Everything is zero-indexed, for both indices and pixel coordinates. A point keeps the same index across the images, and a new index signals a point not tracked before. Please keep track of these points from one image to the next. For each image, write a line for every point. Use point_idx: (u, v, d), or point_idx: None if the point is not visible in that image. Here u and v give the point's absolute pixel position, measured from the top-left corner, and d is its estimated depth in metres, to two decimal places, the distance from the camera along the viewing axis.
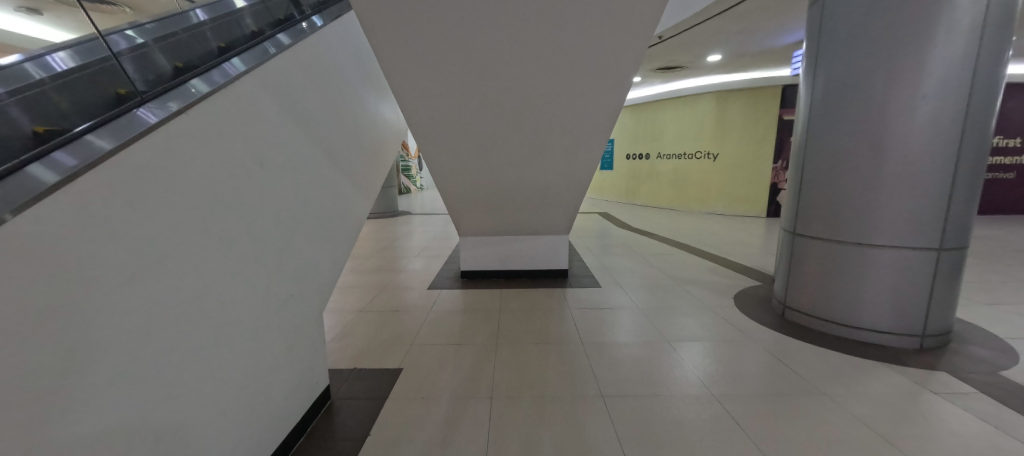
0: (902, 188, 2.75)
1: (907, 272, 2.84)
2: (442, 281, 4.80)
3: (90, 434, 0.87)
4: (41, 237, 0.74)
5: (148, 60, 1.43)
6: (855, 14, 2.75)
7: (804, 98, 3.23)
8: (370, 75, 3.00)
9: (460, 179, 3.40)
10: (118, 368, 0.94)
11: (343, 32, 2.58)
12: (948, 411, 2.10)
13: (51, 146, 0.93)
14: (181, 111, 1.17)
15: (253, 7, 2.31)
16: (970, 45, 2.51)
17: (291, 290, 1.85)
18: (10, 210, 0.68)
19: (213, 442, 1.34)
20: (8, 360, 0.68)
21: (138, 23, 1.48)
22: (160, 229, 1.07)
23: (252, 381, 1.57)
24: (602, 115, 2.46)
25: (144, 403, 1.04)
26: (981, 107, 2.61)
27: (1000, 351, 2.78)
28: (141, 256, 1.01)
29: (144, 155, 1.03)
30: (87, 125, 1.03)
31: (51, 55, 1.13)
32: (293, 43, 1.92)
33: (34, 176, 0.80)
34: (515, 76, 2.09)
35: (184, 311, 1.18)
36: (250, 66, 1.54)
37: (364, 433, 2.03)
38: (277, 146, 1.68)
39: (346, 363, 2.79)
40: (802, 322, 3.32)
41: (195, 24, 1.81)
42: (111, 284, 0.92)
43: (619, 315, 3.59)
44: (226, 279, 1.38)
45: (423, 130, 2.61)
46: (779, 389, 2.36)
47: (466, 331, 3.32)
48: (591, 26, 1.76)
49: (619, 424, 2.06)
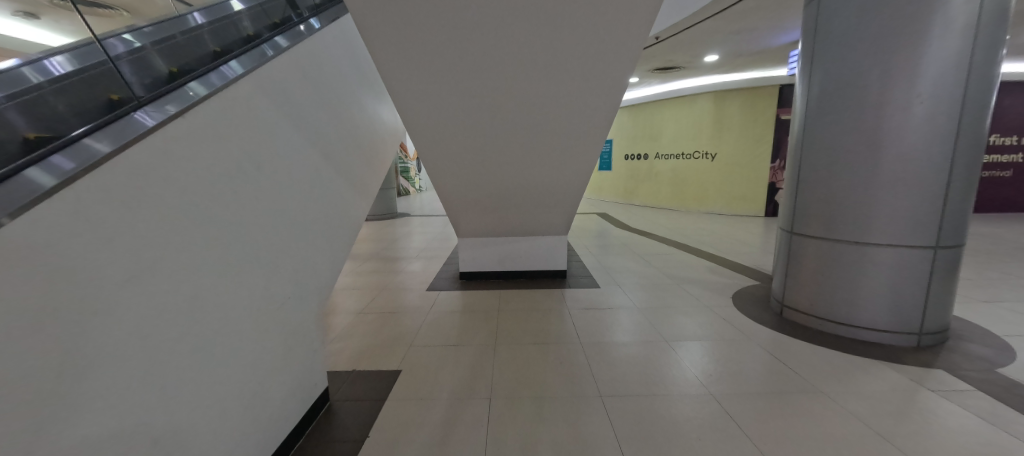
0: (897, 187, 2.76)
1: (904, 270, 2.85)
2: (441, 282, 4.81)
3: (90, 434, 0.88)
4: (38, 242, 0.75)
5: (146, 62, 1.44)
6: (850, 14, 2.77)
7: (800, 97, 3.24)
8: (368, 77, 3.02)
9: (459, 180, 3.41)
10: (118, 372, 0.95)
11: (340, 34, 2.60)
12: (943, 408, 2.11)
13: (49, 150, 0.93)
14: (178, 114, 1.18)
15: (251, 10, 2.31)
16: (964, 44, 2.53)
17: (289, 292, 1.85)
18: (6, 213, 0.69)
19: (212, 443, 1.34)
20: (6, 366, 0.68)
21: (136, 27, 1.51)
22: (158, 231, 1.08)
23: (250, 384, 1.57)
24: (600, 116, 2.47)
25: (142, 407, 1.04)
26: (975, 106, 2.62)
27: (997, 348, 2.79)
28: (139, 260, 1.01)
29: (142, 158, 1.03)
30: (86, 129, 1.04)
31: (48, 60, 1.15)
32: (291, 45, 1.93)
33: (32, 180, 0.80)
34: (512, 78, 2.10)
35: (183, 315, 1.18)
36: (247, 68, 1.55)
37: (363, 435, 2.02)
38: (274, 149, 1.68)
39: (345, 365, 2.78)
40: (800, 321, 3.32)
41: (192, 28, 1.82)
42: (111, 289, 0.93)
43: (619, 315, 3.60)
44: (224, 282, 1.38)
45: (421, 132, 2.61)
46: (776, 388, 2.36)
47: (466, 332, 3.32)
48: (587, 28, 1.78)
49: (618, 424, 2.06)
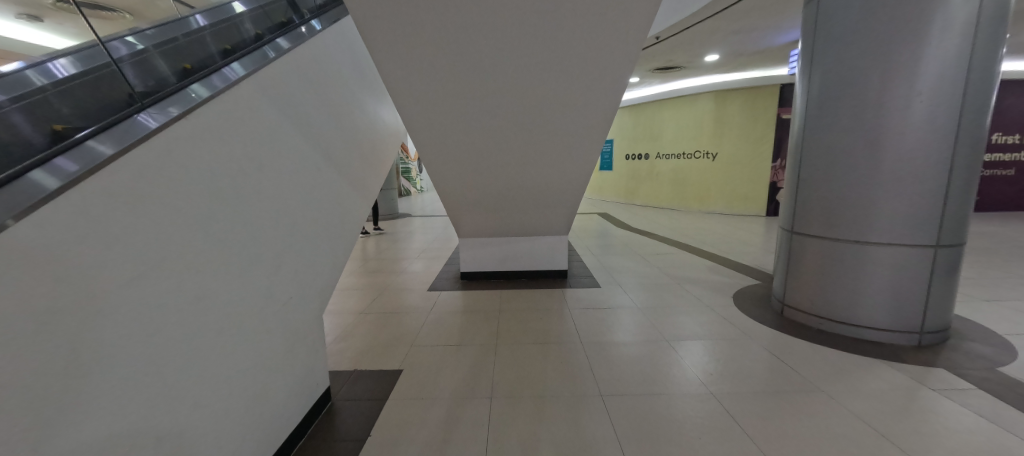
0: (898, 186, 2.76)
1: (905, 269, 2.85)
2: (442, 283, 4.81)
3: (93, 431, 0.89)
4: (43, 243, 0.76)
5: (148, 64, 1.45)
6: (850, 13, 2.76)
7: (800, 97, 3.24)
8: (370, 79, 3.04)
9: (459, 181, 3.42)
10: (123, 373, 0.97)
11: (341, 35, 2.62)
12: (945, 407, 2.11)
13: (54, 153, 0.95)
14: (181, 115, 1.19)
15: (253, 12, 2.34)
16: (964, 43, 2.52)
17: (291, 292, 1.86)
18: (11, 216, 0.70)
19: (216, 442, 1.35)
20: (9, 366, 0.69)
21: (138, 29, 1.54)
22: (162, 233, 1.09)
23: (252, 385, 1.58)
24: (599, 116, 2.48)
25: (145, 408, 1.05)
26: (976, 105, 2.62)
27: (998, 346, 2.79)
28: (143, 261, 1.02)
29: (144, 159, 1.05)
30: (89, 131, 1.05)
31: (52, 62, 1.17)
32: (292, 47, 1.95)
33: (36, 183, 0.81)
34: (511, 78, 2.11)
35: (186, 316, 1.20)
36: (249, 70, 1.56)
37: (364, 435, 2.03)
38: (275, 150, 1.69)
39: (346, 365, 2.79)
40: (801, 320, 3.32)
41: (195, 30, 1.85)
42: (116, 290, 0.95)
43: (619, 314, 3.60)
44: (227, 283, 1.40)
45: (421, 132, 2.62)
46: (777, 387, 2.36)
47: (467, 332, 3.33)
48: (586, 29, 1.79)
49: (618, 423, 2.07)
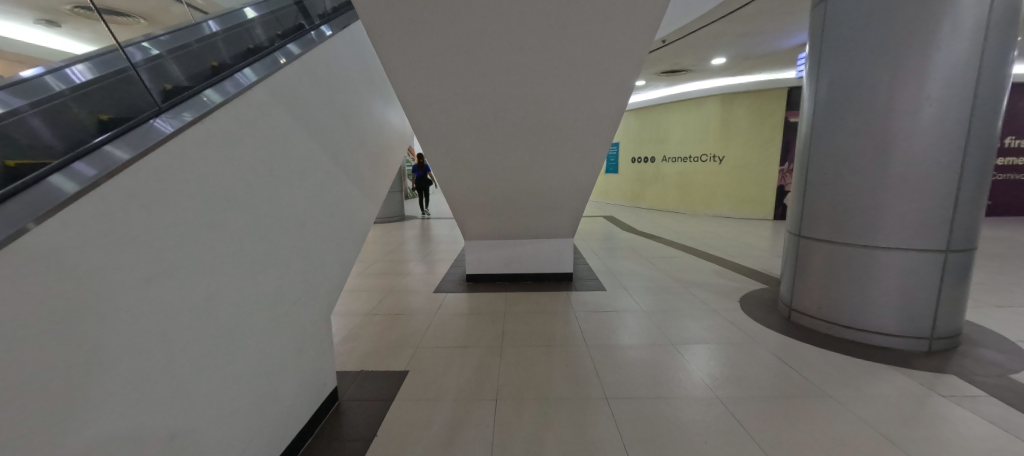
0: (907, 190, 2.73)
1: (914, 273, 2.81)
2: (447, 285, 4.83)
3: (108, 425, 0.92)
4: (57, 246, 0.79)
5: (162, 70, 1.49)
6: (857, 17, 2.75)
7: (808, 100, 3.23)
8: (378, 83, 3.09)
9: (464, 184, 3.45)
10: (133, 373, 0.99)
11: (350, 40, 2.67)
12: (956, 414, 2.07)
13: (73, 156, 0.98)
14: (194, 121, 1.22)
15: (264, 17, 2.41)
16: (973, 46, 2.50)
17: (300, 293, 1.89)
18: (33, 218, 0.74)
19: (227, 438, 1.39)
20: (24, 364, 0.72)
21: (154, 35, 1.59)
22: (174, 237, 1.13)
23: (262, 384, 1.61)
24: (602, 119, 2.50)
25: (155, 407, 1.07)
26: (986, 108, 2.59)
27: (1010, 352, 2.74)
28: (158, 262, 1.06)
29: (159, 164, 1.08)
30: (106, 136, 1.09)
31: (70, 68, 1.24)
32: (302, 53, 1.99)
33: (57, 188, 0.85)
34: (517, 81, 2.14)
35: (199, 317, 1.23)
36: (260, 76, 1.60)
37: (370, 434, 2.06)
38: (285, 155, 1.73)
39: (353, 365, 2.83)
40: (808, 325, 3.29)
41: (207, 35, 1.91)
42: (131, 290, 0.98)
43: (624, 317, 3.59)
44: (238, 284, 1.43)
45: (428, 135, 2.66)
46: (784, 392, 2.34)
47: (472, 334, 3.35)
48: (590, 34, 1.82)
49: (622, 425, 2.08)
